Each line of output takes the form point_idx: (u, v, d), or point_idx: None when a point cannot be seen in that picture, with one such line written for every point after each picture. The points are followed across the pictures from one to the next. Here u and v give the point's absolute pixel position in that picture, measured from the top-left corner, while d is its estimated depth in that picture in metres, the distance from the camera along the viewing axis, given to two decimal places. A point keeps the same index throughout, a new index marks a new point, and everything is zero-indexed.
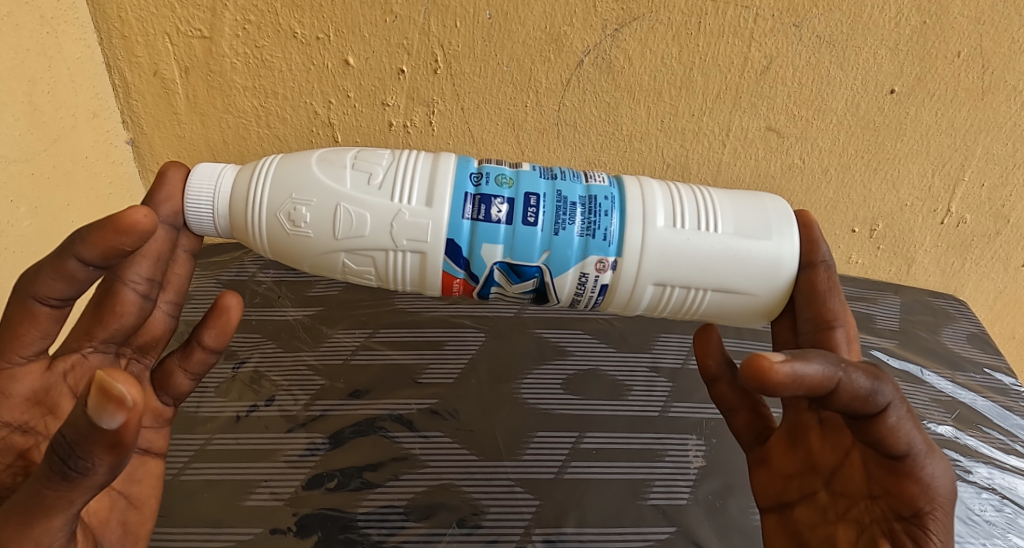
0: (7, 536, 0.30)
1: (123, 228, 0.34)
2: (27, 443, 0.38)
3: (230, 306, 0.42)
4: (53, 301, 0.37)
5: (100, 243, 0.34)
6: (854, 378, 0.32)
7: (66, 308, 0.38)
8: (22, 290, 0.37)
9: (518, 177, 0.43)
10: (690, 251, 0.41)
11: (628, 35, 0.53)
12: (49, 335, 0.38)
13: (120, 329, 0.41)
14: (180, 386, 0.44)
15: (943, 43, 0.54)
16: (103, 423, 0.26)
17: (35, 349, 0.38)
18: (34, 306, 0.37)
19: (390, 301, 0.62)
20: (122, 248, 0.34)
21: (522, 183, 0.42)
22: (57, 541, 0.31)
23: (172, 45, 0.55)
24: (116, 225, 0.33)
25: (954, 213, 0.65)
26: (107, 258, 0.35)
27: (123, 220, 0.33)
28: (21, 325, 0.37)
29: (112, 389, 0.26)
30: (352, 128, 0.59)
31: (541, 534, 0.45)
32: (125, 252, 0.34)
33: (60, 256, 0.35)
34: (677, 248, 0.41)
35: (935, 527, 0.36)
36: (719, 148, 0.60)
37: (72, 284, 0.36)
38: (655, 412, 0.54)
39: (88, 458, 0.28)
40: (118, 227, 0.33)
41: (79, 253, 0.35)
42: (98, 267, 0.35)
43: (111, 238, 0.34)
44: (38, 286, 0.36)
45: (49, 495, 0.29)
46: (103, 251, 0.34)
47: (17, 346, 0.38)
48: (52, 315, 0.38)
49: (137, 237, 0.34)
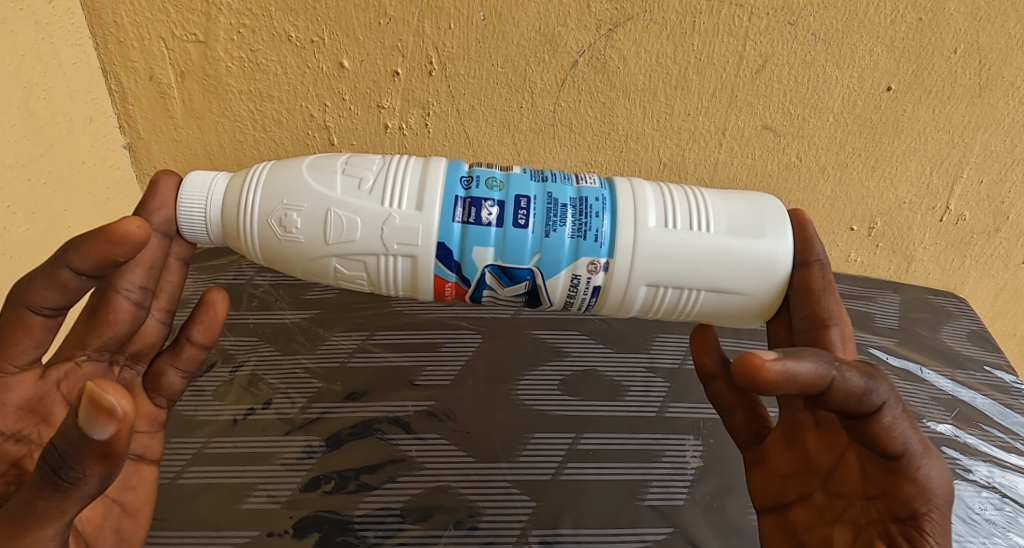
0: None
1: (116, 239, 0.34)
2: (20, 451, 0.38)
3: (216, 302, 0.43)
4: (47, 310, 0.37)
5: (94, 253, 0.34)
6: (847, 377, 0.32)
7: (59, 316, 0.38)
8: (16, 300, 0.37)
9: (507, 180, 0.43)
10: (682, 253, 0.41)
11: (622, 35, 0.53)
12: (42, 343, 0.38)
13: (114, 337, 0.41)
14: (171, 384, 0.44)
15: (939, 40, 0.54)
16: (94, 434, 0.27)
17: (29, 358, 0.38)
18: (27, 315, 0.37)
19: (387, 303, 0.62)
20: (114, 258, 0.34)
21: (512, 186, 0.42)
22: None
23: (168, 49, 0.56)
24: (109, 236, 0.34)
25: (953, 210, 0.64)
26: (100, 268, 0.35)
27: (116, 231, 0.33)
28: (15, 335, 0.38)
29: (103, 400, 0.26)
30: (349, 131, 0.59)
31: (538, 535, 0.45)
32: (118, 262, 0.34)
33: (53, 265, 0.35)
34: (670, 251, 0.41)
35: (931, 528, 0.35)
36: (715, 147, 0.60)
37: (66, 293, 0.36)
38: (652, 412, 0.54)
39: (79, 468, 0.28)
40: (111, 237, 0.34)
41: (72, 263, 0.35)
42: (91, 277, 0.36)
43: (104, 248, 0.34)
44: (31, 295, 0.37)
45: (41, 505, 0.29)
46: (95, 260, 0.34)
47: (10, 355, 0.38)
48: (45, 324, 0.38)
49: (130, 247, 0.34)
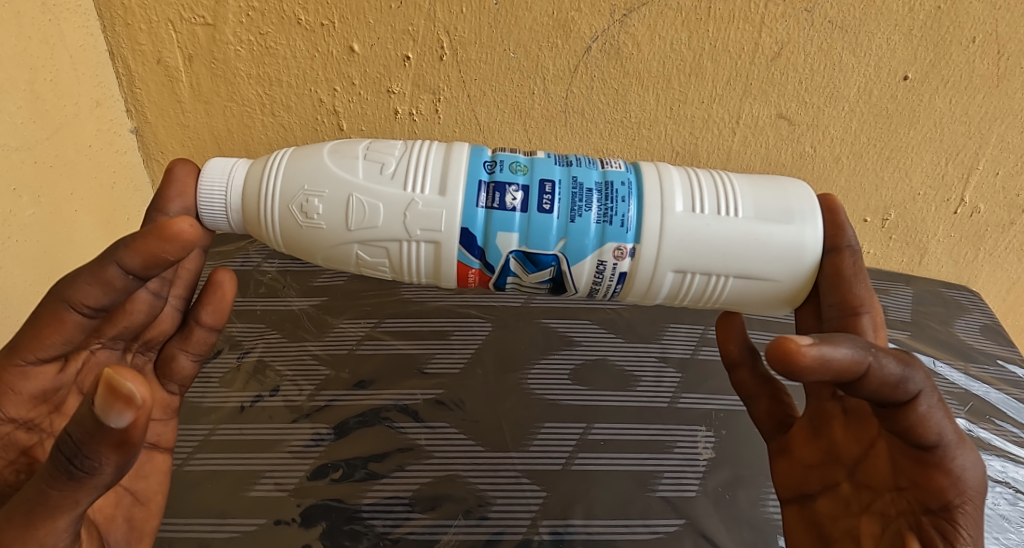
0: (8, 538, 0.29)
1: (167, 237, 0.33)
2: (30, 440, 0.38)
3: (223, 283, 0.42)
4: (87, 309, 0.36)
5: (144, 250, 0.33)
6: (883, 363, 0.31)
7: (96, 317, 0.37)
8: (58, 295, 0.36)
9: (529, 165, 0.42)
10: (711, 242, 0.41)
11: (637, 20, 0.53)
12: (71, 340, 0.37)
13: (129, 326, 0.41)
14: (182, 370, 0.43)
15: (958, 28, 0.53)
16: (110, 421, 0.26)
17: (51, 353, 0.37)
18: (65, 311, 0.36)
19: (395, 291, 0.61)
20: (164, 256, 0.33)
21: (535, 172, 0.41)
22: (60, 542, 0.30)
23: (176, 32, 0.55)
24: (161, 234, 0.33)
25: (968, 202, 0.64)
26: (149, 266, 0.34)
27: (168, 229, 0.33)
28: (47, 327, 0.37)
29: (121, 387, 0.25)
30: (358, 116, 0.59)
31: (549, 526, 0.45)
32: (168, 261, 0.33)
33: (101, 262, 0.34)
34: (698, 239, 0.41)
35: (964, 520, 0.34)
36: (729, 136, 0.59)
37: (110, 292, 0.35)
38: (663, 402, 0.53)
39: (95, 456, 0.27)
40: (162, 235, 0.33)
41: (121, 259, 0.34)
42: (138, 276, 0.35)
43: (154, 245, 0.33)
44: (75, 292, 0.35)
45: (55, 495, 0.28)
46: (145, 258, 0.33)
47: (35, 347, 0.37)
48: (80, 323, 0.37)
49: (180, 247, 0.33)
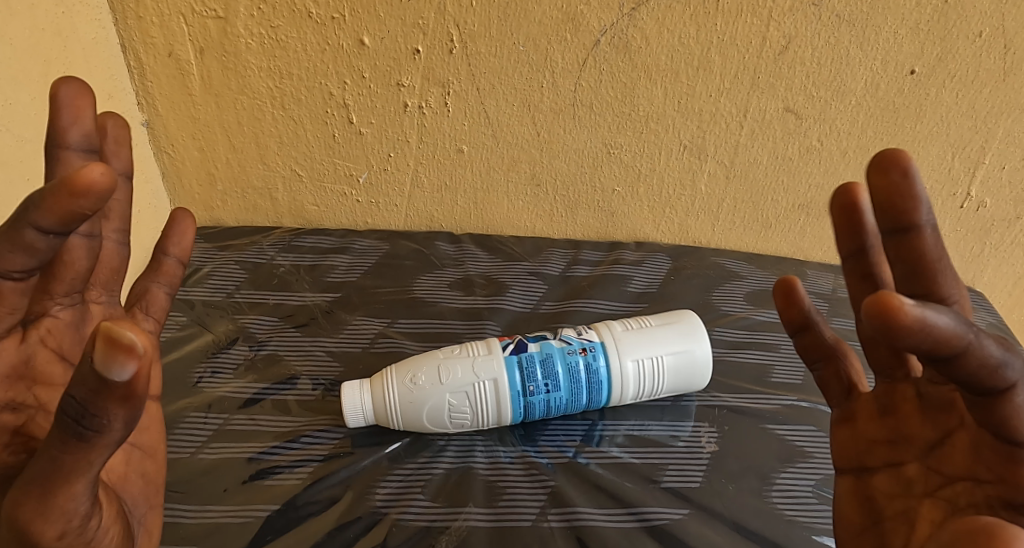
0: (24, 513, 0.24)
1: (80, 190, 0.24)
2: (19, 421, 0.30)
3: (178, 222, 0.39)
4: (17, 274, 0.29)
5: (56, 208, 0.24)
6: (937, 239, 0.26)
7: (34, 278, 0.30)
8: None
9: (557, 355, 0.49)
10: (654, 388, 0.51)
11: (645, 14, 0.53)
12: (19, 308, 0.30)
13: (78, 277, 0.33)
14: (158, 301, 0.38)
15: (965, 22, 0.53)
16: (112, 376, 0.21)
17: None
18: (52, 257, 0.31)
19: (406, 285, 0.62)
20: (83, 212, 0.24)
21: (558, 362, 0.49)
22: (81, 511, 0.26)
23: (187, 25, 0.55)
24: (70, 187, 0.24)
25: (974, 197, 0.64)
26: (69, 223, 0.25)
27: (79, 177, 0.23)
28: None
29: (120, 336, 0.21)
30: (367, 109, 0.59)
31: (557, 513, 0.44)
32: (88, 217, 0.25)
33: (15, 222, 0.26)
34: (644, 381, 0.51)
35: None
36: (736, 130, 0.60)
37: (36, 255, 0.27)
38: (672, 399, 0.53)
39: (104, 412, 0.22)
40: (73, 188, 0.24)
41: (36, 221, 0.25)
42: (59, 236, 0.26)
43: (67, 203, 0.24)
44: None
45: (67, 459, 0.24)
46: (62, 217, 0.24)
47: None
48: (19, 288, 0.30)
49: (99, 199, 0.24)
